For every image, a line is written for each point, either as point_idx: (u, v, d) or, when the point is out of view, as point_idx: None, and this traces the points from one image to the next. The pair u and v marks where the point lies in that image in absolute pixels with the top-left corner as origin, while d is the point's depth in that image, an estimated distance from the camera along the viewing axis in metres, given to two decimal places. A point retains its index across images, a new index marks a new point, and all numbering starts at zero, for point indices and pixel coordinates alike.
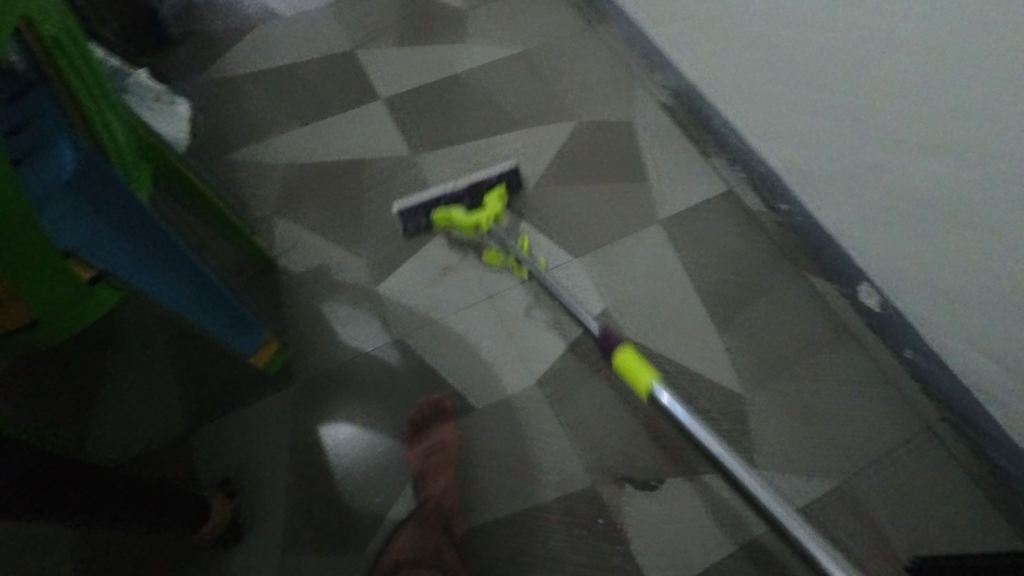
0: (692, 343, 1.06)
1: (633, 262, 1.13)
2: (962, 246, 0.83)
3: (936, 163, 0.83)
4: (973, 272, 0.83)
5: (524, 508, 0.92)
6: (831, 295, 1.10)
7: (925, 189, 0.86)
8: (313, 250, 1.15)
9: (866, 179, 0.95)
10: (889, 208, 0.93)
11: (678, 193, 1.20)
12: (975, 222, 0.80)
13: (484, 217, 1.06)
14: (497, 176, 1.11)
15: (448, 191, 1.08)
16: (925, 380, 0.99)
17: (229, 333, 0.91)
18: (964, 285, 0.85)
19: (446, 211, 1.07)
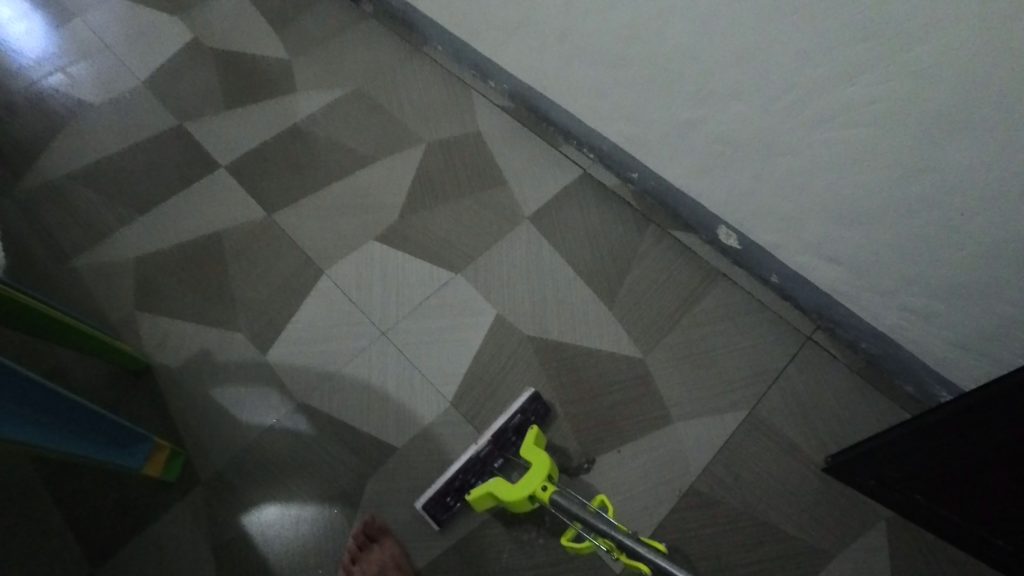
0: (587, 323, 1.10)
1: (514, 263, 1.16)
2: (792, 171, 0.95)
3: (751, 107, 0.93)
4: (808, 191, 0.95)
5: (470, 530, 0.92)
6: (695, 244, 1.18)
7: (749, 132, 0.96)
8: (188, 340, 1.08)
9: (697, 136, 1.04)
10: (722, 157, 1.03)
11: (537, 189, 1.25)
12: (799, 148, 0.91)
13: (535, 480, 0.85)
14: (520, 414, 0.96)
15: (472, 458, 0.91)
16: (793, 297, 1.11)
17: (117, 455, 0.85)
18: (802, 205, 0.97)
19: (482, 486, 0.86)
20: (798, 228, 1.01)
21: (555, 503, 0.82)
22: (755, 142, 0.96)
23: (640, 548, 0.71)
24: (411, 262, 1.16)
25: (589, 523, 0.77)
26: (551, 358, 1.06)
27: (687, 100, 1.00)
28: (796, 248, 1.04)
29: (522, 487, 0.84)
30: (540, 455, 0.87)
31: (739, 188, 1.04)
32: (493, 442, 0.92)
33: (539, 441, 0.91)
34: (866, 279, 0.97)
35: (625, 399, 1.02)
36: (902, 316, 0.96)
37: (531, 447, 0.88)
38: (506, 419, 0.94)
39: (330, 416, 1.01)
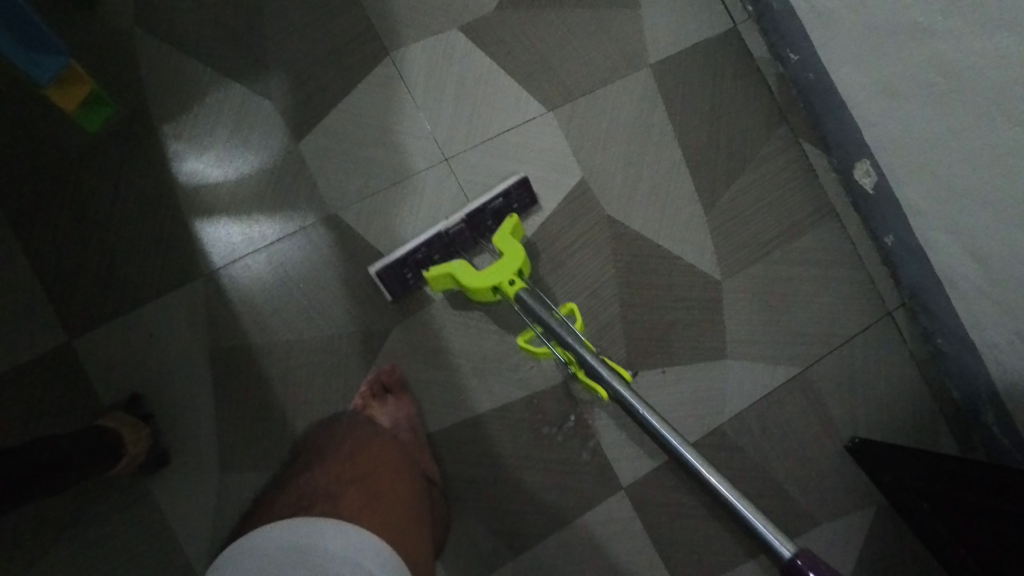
0: (675, 222, 0.94)
1: (616, 121, 0.94)
2: (989, 138, 0.71)
3: (987, 36, 0.66)
4: (994, 169, 0.72)
5: (489, 407, 0.86)
6: (823, 168, 1.00)
7: (968, 65, 0.70)
8: (203, 89, 0.85)
9: (902, 41, 0.77)
10: (915, 83, 0.78)
11: (673, 31, 0.98)
12: (1015, 115, 0.67)
13: (506, 270, 0.75)
14: (502, 199, 0.85)
15: (438, 233, 0.81)
16: (896, 266, 0.96)
17: (10, 50, 0.67)
18: (976, 182, 0.75)
19: (444, 265, 0.77)
20: (958, 208, 0.80)
21: (521, 301, 0.73)
22: (987, 89, 0.69)
23: (600, 368, 0.65)
24: (496, 75, 0.91)
25: (551, 329, 0.69)
26: (624, 251, 0.93)
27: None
28: (940, 222, 0.85)
29: (488, 275, 0.75)
30: (516, 247, 0.77)
31: (920, 126, 0.80)
32: (466, 222, 0.82)
33: (517, 233, 0.80)
34: (997, 289, 0.80)
35: (686, 320, 0.93)
36: (1011, 343, 0.81)
37: (506, 236, 0.77)
38: (484, 200, 0.82)
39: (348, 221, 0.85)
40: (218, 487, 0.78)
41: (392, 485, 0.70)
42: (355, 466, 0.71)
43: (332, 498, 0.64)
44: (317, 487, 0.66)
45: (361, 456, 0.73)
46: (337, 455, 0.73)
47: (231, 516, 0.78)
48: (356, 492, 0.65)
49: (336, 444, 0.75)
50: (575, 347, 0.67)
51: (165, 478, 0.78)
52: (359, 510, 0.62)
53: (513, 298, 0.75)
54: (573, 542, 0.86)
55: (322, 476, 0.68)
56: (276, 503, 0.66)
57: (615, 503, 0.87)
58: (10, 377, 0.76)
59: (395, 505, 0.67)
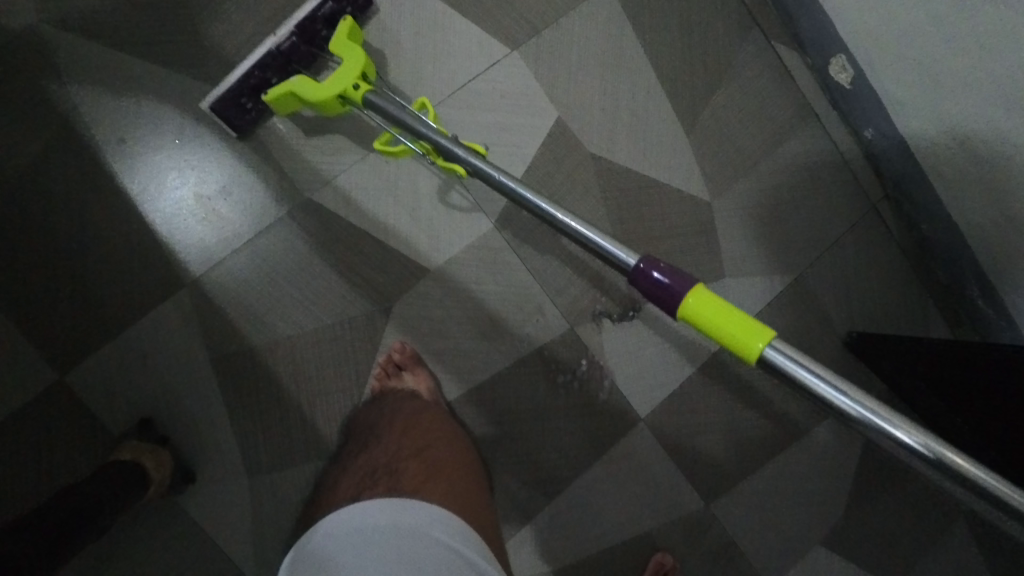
0: (659, 149, 0.92)
1: (584, 50, 0.89)
2: (973, 23, 0.68)
3: None
4: (976, 56, 0.70)
5: (502, 365, 0.86)
6: (798, 69, 0.97)
7: None
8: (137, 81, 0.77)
9: None
10: None
11: None
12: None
13: (348, 76, 0.69)
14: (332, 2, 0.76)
15: (268, 52, 0.73)
16: (877, 156, 0.96)
17: None
18: (957, 69, 0.73)
19: (285, 87, 0.70)
20: (944, 94, 0.77)
21: (369, 104, 0.67)
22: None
23: (459, 152, 0.62)
24: (453, 19, 0.85)
25: (408, 128, 0.64)
26: (611, 186, 0.90)
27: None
28: (923, 112, 0.83)
29: (331, 85, 0.68)
30: (356, 50, 0.70)
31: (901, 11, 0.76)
32: (299, 35, 0.74)
33: (355, 37, 0.73)
34: (977, 172, 0.80)
35: (682, 246, 0.92)
36: (992, 223, 0.82)
37: (343, 40, 0.70)
38: (314, 8, 0.74)
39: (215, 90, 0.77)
40: (248, 493, 0.78)
41: (449, 457, 0.69)
42: (410, 443, 0.70)
43: (392, 474, 0.63)
44: (378, 465, 0.66)
45: (415, 429, 0.72)
46: (392, 429, 0.72)
47: (267, 517, 0.78)
48: (415, 465, 0.65)
49: (389, 419, 0.74)
50: (430, 137, 0.63)
51: (195, 493, 0.77)
52: (421, 483, 0.62)
53: (358, 104, 0.68)
54: (603, 478, 0.89)
55: (381, 454, 0.68)
56: (339, 490, 0.65)
57: (635, 435, 0.90)
58: (7, 425, 0.73)
59: (450, 473, 0.66)
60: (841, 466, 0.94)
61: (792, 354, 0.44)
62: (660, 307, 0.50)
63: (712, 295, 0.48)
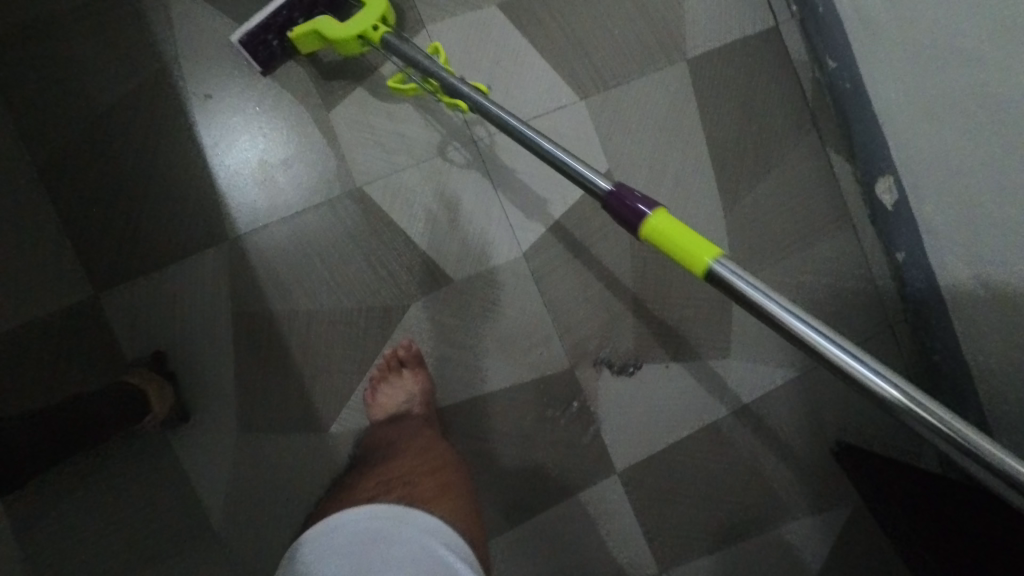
0: (695, 221, 0.95)
1: (647, 112, 0.94)
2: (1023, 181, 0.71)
3: None
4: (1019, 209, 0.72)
5: (496, 386, 0.89)
6: (845, 177, 1.00)
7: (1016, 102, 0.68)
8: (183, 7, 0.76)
9: (951, 65, 0.76)
10: (957, 106, 0.77)
11: (716, 25, 0.96)
12: None
13: (369, 18, 0.73)
14: None
15: None
16: (905, 282, 0.98)
17: None
18: (999, 217, 0.76)
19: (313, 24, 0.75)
20: (981, 237, 0.80)
21: (386, 44, 0.71)
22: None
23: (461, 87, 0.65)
24: (529, 57, 0.91)
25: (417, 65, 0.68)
26: (642, 244, 0.93)
27: (984, 17, 0.69)
28: (956, 248, 0.86)
29: (353, 25, 0.73)
30: None
31: (954, 150, 0.80)
32: None
33: None
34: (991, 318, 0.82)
35: (695, 317, 0.95)
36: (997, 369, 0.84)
37: None
38: None
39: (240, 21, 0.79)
40: (234, 446, 0.81)
41: (458, 480, 0.71)
42: (425, 459, 0.71)
43: (409, 485, 0.65)
44: (394, 475, 0.67)
45: (430, 450, 0.74)
46: (409, 448, 0.73)
47: (245, 473, 0.81)
48: (431, 483, 0.67)
49: (405, 436, 0.76)
50: (434, 73, 0.67)
51: (183, 434, 0.81)
52: (431, 498, 0.64)
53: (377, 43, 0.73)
54: (566, 518, 0.91)
55: (399, 466, 0.69)
56: (356, 490, 0.66)
57: (608, 484, 0.92)
58: (37, 328, 0.78)
59: (460, 496, 0.68)
60: (800, 568, 0.94)
61: (744, 273, 0.48)
62: (627, 230, 0.54)
63: (675, 219, 0.52)
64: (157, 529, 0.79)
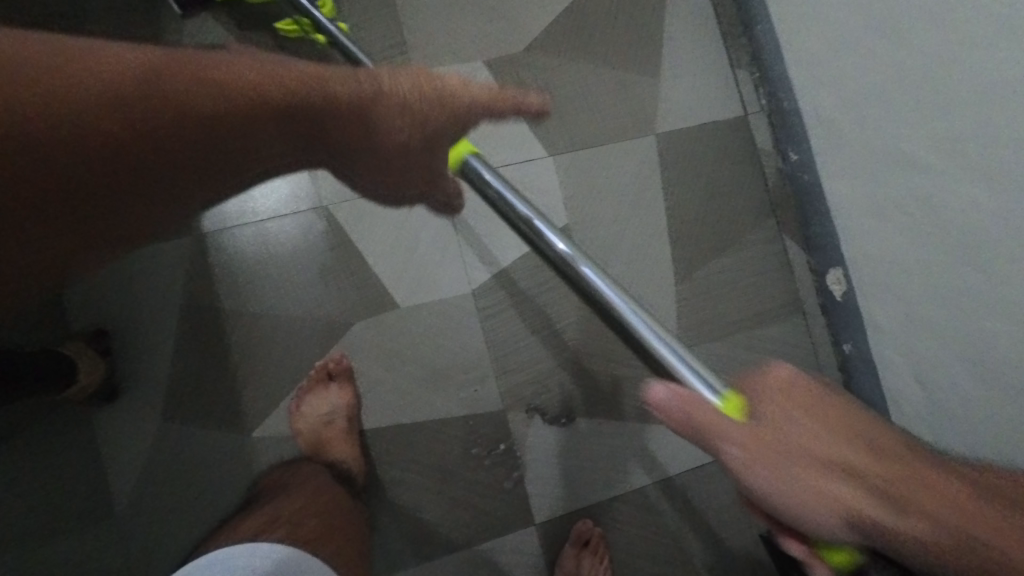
0: (646, 286, 0.98)
1: (612, 177, 0.99)
2: (963, 287, 0.75)
3: (976, 193, 0.70)
4: (959, 313, 0.76)
5: (427, 417, 0.90)
6: (800, 266, 1.03)
7: (954, 215, 0.74)
8: (254, 62, 0.56)
9: (897, 175, 0.81)
10: (902, 210, 0.82)
11: (688, 107, 1.02)
12: (989, 269, 0.71)
13: None
14: None
15: None
16: (850, 374, 1.00)
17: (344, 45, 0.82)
18: (939, 318, 0.79)
19: None
20: (924, 337, 0.82)
21: None
22: (959, 232, 0.74)
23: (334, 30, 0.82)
24: None
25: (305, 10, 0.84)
26: None
27: (925, 128, 0.75)
28: (898, 344, 0.88)
29: None
30: None
31: (896, 249, 0.84)
32: None
33: None
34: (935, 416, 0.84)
35: (635, 380, 0.95)
36: None
37: None
38: None
39: (284, 91, 0.55)
40: (157, 434, 0.83)
41: (345, 525, 0.74)
42: (316, 502, 0.74)
43: (292, 525, 0.67)
44: (278, 514, 0.69)
45: (321, 492, 0.76)
46: (301, 487, 0.76)
47: (164, 461, 0.83)
48: (315, 526, 0.69)
49: (299, 479, 0.78)
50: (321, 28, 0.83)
51: (111, 411, 0.82)
52: (312, 539, 0.67)
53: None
54: (476, 563, 0.89)
55: (284, 506, 0.71)
56: (236, 527, 0.69)
57: (524, 535, 0.90)
58: None
59: (344, 542, 0.71)
60: None
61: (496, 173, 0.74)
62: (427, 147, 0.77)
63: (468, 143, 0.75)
64: (65, 502, 0.80)
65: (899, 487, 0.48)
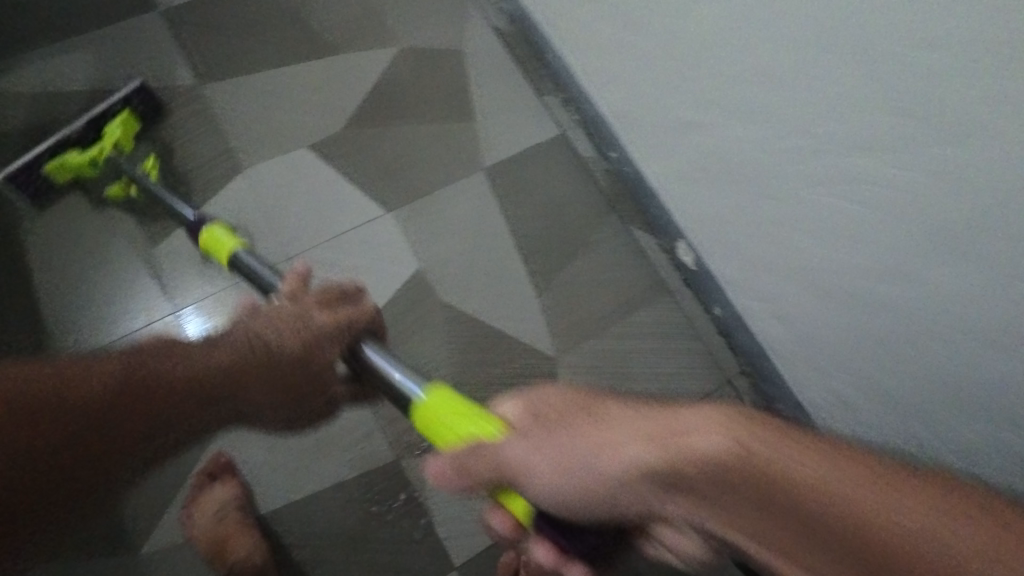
0: (509, 305, 1.01)
1: (452, 216, 1.05)
2: (764, 216, 0.80)
3: (739, 130, 0.77)
4: (776, 240, 0.80)
5: (320, 487, 0.89)
6: (653, 249, 1.07)
7: (731, 154, 0.80)
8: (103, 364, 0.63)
9: (682, 139, 0.89)
10: (699, 166, 0.88)
11: (507, 138, 1.11)
12: (773, 193, 0.76)
13: (107, 145, 1.00)
14: (123, 100, 1.02)
15: (62, 133, 0.98)
16: (730, 334, 1.01)
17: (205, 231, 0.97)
18: (762, 251, 0.84)
19: (62, 158, 0.98)
20: (763, 272, 0.86)
21: (114, 160, 1.00)
22: (752, 168, 0.78)
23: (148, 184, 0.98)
24: (340, 183, 1.04)
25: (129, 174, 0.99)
26: (459, 332, 0.99)
27: (686, 93, 0.83)
28: (749, 290, 0.92)
29: (94, 151, 0.99)
30: (119, 129, 1.01)
31: (709, 203, 0.90)
32: (87, 125, 1.00)
33: (124, 121, 1.02)
34: (803, 343, 0.85)
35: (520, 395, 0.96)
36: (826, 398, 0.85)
37: (117, 124, 1.01)
38: (103, 104, 1.00)
39: (190, 373, 0.65)
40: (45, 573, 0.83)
41: None
42: None
43: None
44: None
45: None
46: None
47: None
48: None
49: None
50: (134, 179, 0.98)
51: None
52: None
53: (104, 163, 1.00)
54: None
55: None
56: None
57: None
58: None
59: None
60: None
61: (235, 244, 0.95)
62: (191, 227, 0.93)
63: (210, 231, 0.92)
64: None
65: (831, 482, 0.42)
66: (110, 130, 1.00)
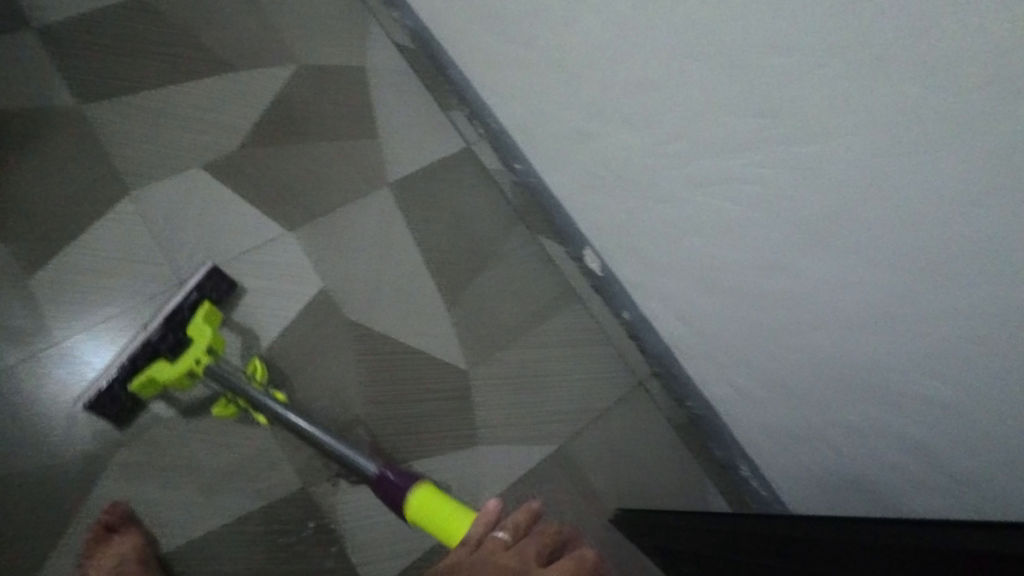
0: (420, 322, 1.00)
1: (358, 233, 1.03)
2: (660, 219, 0.82)
3: (629, 135, 0.79)
4: (671, 242, 0.83)
5: (223, 522, 0.85)
6: (561, 258, 1.08)
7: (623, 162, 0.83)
8: None
9: (579, 149, 0.91)
10: (598, 175, 0.90)
11: (412, 154, 1.11)
12: (663, 199, 0.80)
13: (191, 356, 0.82)
14: (196, 291, 0.88)
15: (140, 340, 0.82)
16: (641, 339, 1.01)
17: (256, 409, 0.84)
18: (661, 254, 0.86)
19: (145, 377, 0.81)
20: (663, 274, 0.88)
21: (211, 373, 0.82)
22: (646, 174, 0.80)
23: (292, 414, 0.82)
24: (239, 205, 1.01)
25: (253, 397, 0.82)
26: (368, 351, 0.97)
27: (580, 103, 0.84)
28: (653, 292, 0.93)
29: (180, 363, 0.81)
30: (206, 330, 0.84)
31: (610, 210, 0.92)
32: (165, 328, 0.83)
33: (214, 318, 0.86)
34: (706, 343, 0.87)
35: (432, 411, 0.96)
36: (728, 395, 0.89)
37: (200, 324, 0.84)
38: (175, 300, 0.85)
39: None
40: None
41: None
42: None
43: None
44: None
45: None
46: None
47: None
48: None
49: None
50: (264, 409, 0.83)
51: None
52: None
53: (202, 373, 0.82)
54: None
55: None
56: None
57: None
58: None
59: None
60: None
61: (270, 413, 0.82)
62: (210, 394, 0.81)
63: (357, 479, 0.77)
64: None
65: None
66: (191, 332, 0.84)
